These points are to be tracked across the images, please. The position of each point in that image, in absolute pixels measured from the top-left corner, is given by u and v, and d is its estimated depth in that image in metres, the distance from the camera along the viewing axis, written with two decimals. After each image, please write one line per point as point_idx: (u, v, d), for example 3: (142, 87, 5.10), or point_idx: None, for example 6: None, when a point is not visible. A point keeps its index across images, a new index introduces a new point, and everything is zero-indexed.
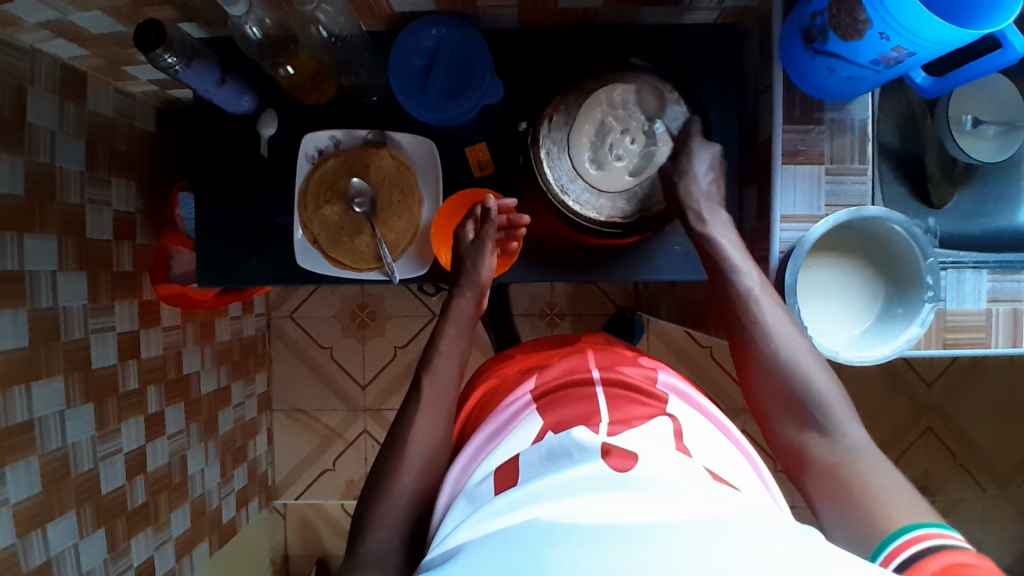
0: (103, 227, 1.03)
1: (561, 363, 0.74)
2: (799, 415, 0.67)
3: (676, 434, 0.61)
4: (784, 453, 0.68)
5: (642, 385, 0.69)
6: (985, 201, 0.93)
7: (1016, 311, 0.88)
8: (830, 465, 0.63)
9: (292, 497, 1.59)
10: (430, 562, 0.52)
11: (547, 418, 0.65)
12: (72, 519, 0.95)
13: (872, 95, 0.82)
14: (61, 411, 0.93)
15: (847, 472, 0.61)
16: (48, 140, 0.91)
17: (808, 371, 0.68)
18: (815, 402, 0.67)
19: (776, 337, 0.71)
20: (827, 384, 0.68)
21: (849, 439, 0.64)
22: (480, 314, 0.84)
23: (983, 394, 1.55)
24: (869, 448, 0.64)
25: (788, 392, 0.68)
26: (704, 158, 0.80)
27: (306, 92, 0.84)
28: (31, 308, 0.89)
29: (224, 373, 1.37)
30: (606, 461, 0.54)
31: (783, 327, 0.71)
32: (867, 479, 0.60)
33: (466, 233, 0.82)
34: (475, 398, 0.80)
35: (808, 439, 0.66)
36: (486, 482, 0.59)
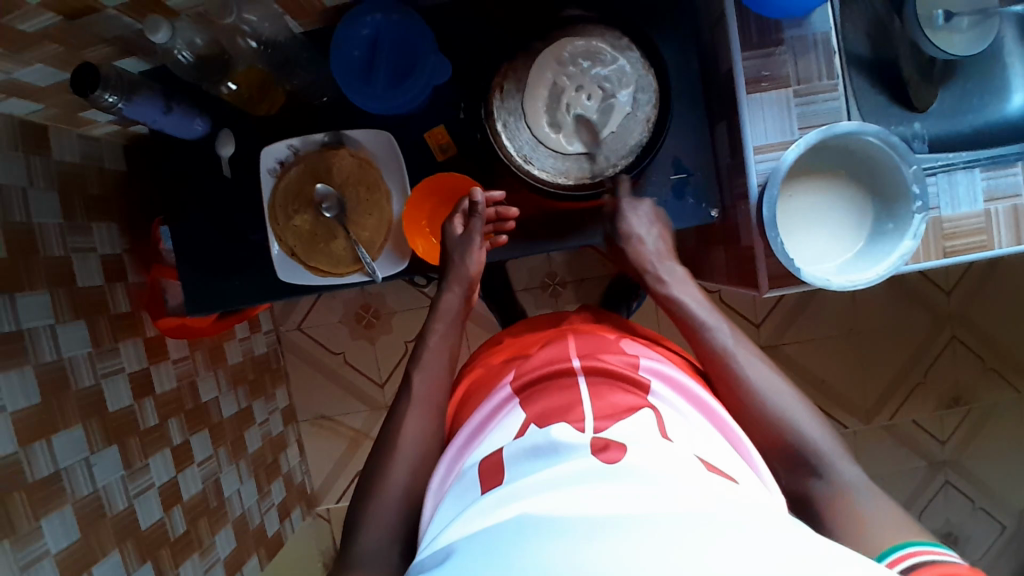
0: (93, 274, 1.04)
1: (544, 352, 0.73)
2: (794, 465, 0.65)
3: (657, 422, 0.59)
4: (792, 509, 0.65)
5: (623, 372, 0.67)
6: (971, 96, 0.89)
7: (1017, 207, 0.84)
8: (833, 505, 0.61)
9: (332, 502, 1.62)
10: (419, 564, 0.51)
11: (529, 411, 0.63)
12: (116, 558, 0.98)
13: (831, 4, 0.78)
14: (86, 458, 0.96)
15: (849, 511, 0.60)
16: (21, 199, 0.92)
17: (796, 417, 0.67)
18: (808, 446, 0.65)
19: (760, 388, 0.69)
20: (818, 429, 0.66)
21: (846, 480, 0.62)
22: (470, 308, 0.82)
23: (1005, 294, 1.51)
24: (868, 486, 0.62)
25: (782, 443, 0.66)
26: (643, 215, 0.82)
27: (257, 103, 0.83)
28: (36, 365, 0.90)
29: (242, 394, 1.39)
30: (597, 456, 0.53)
31: (765, 376, 0.70)
32: (867, 516, 0.59)
33: (454, 226, 0.82)
34: (462, 387, 0.79)
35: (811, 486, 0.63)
36: (473, 481, 0.58)
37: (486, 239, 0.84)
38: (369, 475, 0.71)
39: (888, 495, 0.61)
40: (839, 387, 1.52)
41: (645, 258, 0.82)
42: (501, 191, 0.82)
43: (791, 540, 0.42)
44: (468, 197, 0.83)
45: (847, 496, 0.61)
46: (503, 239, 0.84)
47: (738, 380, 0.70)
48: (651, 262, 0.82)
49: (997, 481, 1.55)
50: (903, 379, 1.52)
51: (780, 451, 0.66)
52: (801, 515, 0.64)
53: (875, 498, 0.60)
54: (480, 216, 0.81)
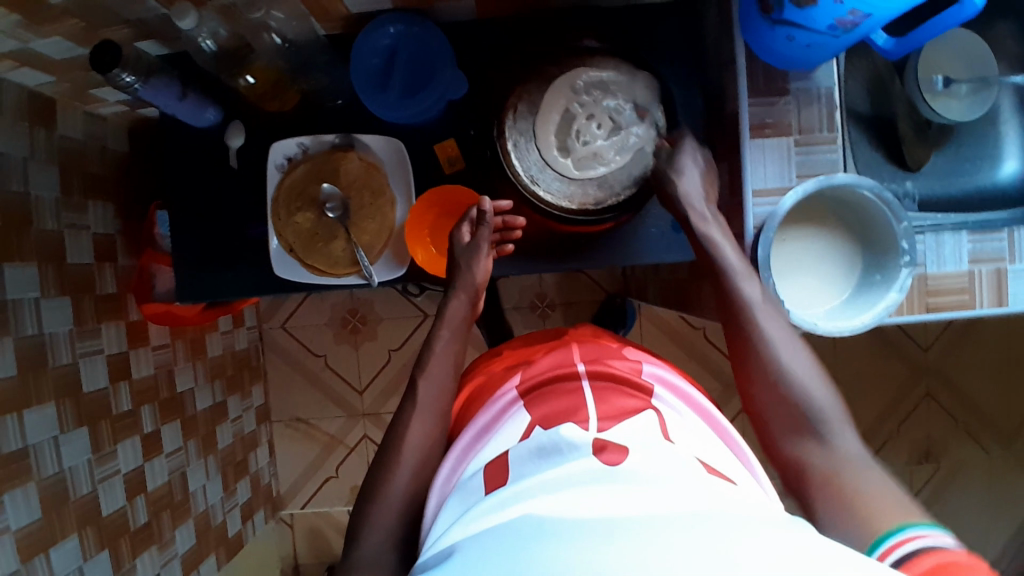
0: (84, 252, 1.03)
1: (547, 358, 0.75)
2: (794, 427, 0.67)
3: (660, 425, 0.62)
4: (782, 465, 0.67)
5: (629, 377, 0.69)
6: (962, 160, 0.92)
7: (1000, 270, 0.88)
8: (826, 472, 0.63)
9: (298, 507, 1.60)
10: (423, 563, 0.52)
11: (534, 413, 0.65)
12: (75, 543, 0.95)
13: (836, 62, 0.81)
14: (56, 437, 0.93)
15: (841, 482, 0.61)
16: (22, 169, 0.91)
17: (805, 380, 0.69)
18: (811, 411, 0.67)
19: (776, 346, 0.71)
20: (826, 397, 0.68)
21: (845, 448, 0.64)
22: (475, 316, 0.83)
23: (980, 355, 1.55)
24: (863, 458, 0.64)
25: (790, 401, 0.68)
26: (693, 162, 0.80)
27: (268, 100, 0.83)
28: (16, 338, 0.88)
29: (218, 388, 1.37)
30: (600, 456, 0.55)
31: (779, 337, 0.72)
32: (855, 487, 0.60)
33: (461, 234, 0.83)
34: (464, 394, 0.81)
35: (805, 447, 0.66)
36: (478, 482, 0.59)
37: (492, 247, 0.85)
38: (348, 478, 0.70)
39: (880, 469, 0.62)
40: None
41: (687, 196, 0.78)
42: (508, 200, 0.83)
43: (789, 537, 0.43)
44: (475, 206, 0.83)
45: (842, 465, 0.63)
46: (509, 249, 0.85)
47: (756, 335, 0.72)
48: (695, 204, 0.78)
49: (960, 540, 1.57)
50: (876, 431, 1.55)
51: (782, 411, 0.68)
52: (791, 475, 0.66)
53: (866, 467, 0.62)
54: (488, 225, 0.82)
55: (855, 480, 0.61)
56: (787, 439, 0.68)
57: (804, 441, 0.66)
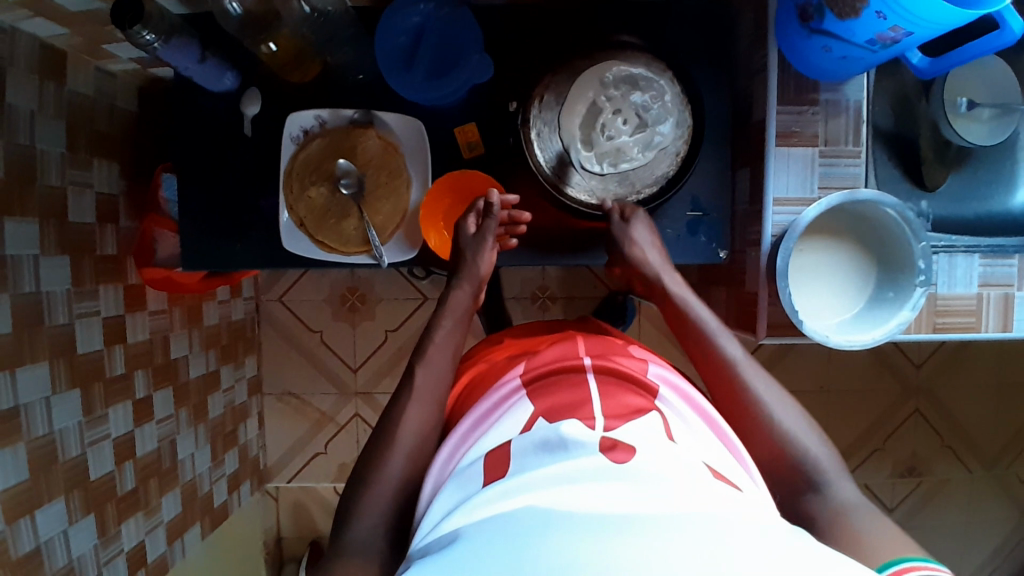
0: (86, 211, 1.00)
1: (552, 349, 0.74)
2: (792, 481, 0.65)
3: (664, 425, 0.62)
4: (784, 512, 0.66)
5: (634, 375, 0.69)
6: (978, 184, 0.91)
7: (1007, 296, 0.88)
8: (832, 520, 0.62)
9: (283, 481, 1.59)
10: (421, 549, 0.53)
11: (537, 405, 0.65)
12: (61, 505, 0.94)
13: (867, 75, 0.81)
14: (47, 398, 0.92)
15: (844, 530, 0.60)
16: (28, 122, 0.89)
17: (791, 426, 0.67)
18: (808, 462, 0.65)
19: (763, 401, 0.69)
20: (821, 446, 0.66)
21: (846, 495, 0.63)
22: (478, 307, 0.82)
23: (971, 376, 1.56)
24: (864, 504, 0.63)
25: (780, 458, 0.66)
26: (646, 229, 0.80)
27: (290, 71, 0.82)
28: (14, 294, 0.86)
29: (212, 358, 1.36)
30: (608, 455, 0.55)
31: (769, 391, 0.69)
32: (860, 534, 0.59)
33: (466, 226, 0.81)
34: (463, 380, 0.81)
35: (808, 498, 0.64)
36: (475, 472, 0.58)
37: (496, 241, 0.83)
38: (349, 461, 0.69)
39: (883, 516, 0.61)
40: None
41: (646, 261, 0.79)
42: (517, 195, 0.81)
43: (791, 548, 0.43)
44: (484, 197, 0.82)
45: (849, 513, 0.62)
46: (512, 243, 0.85)
47: (742, 394, 0.69)
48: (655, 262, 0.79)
49: (936, 554, 1.60)
50: (864, 444, 1.56)
51: (779, 467, 0.66)
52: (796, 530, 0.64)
53: (872, 515, 0.61)
54: (494, 219, 0.81)
55: (862, 525, 0.60)
56: (788, 497, 0.65)
57: (806, 495, 0.64)
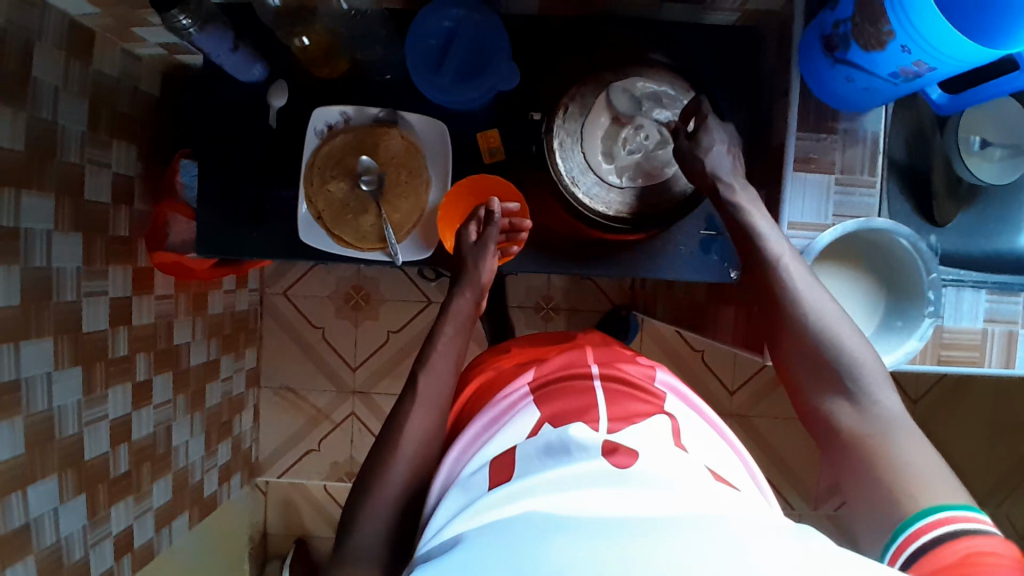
0: (101, 190, 1.01)
1: (561, 358, 0.76)
2: (830, 381, 0.64)
3: (672, 430, 0.62)
4: (812, 422, 0.65)
5: (641, 382, 0.70)
6: (986, 222, 0.91)
7: (1011, 332, 0.89)
8: (859, 434, 0.60)
9: (274, 476, 1.58)
10: (425, 554, 0.53)
11: (544, 411, 0.65)
12: (53, 483, 0.93)
13: (885, 108, 0.82)
14: (49, 373, 0.91)
15: (875, 444, 0.59)
16: (52, 98, 0.89)
17: (838, 334, 0.65)
18: (849, 366, 0.63)
19: (805, 300, 0.67)
20: (868, 360, 0.64)
21: (887, 404, 0.61)
22: (479, 314, 0.81)
23: (966, 414, 1.57)
24: (902, 418, 0.60)
25: (821, 363, 0.65)
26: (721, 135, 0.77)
27: (319, 66, 0.84)
28: (25, 268, 0.86)
29: (213, 346, 1.35)
30: (608, 458, 0.55)
31: (813, 290, 0.68)
32: (893, 454, 0.57)
33: (467, 234, 0.81)
34: (472, 388, 0.82)
35: (837, 407, 0.63)
36: (481, 477, 0.59)
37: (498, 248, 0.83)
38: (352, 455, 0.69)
39: (920, 431, 0.59)
40: (795, 468, 1.57)
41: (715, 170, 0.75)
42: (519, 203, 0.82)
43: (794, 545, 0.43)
44: (485, 205, 0.82)
45: (884, 427, 0.60)
46: (513, 251, 0.84)
47: (785, 292, 0.68)
48: (723, 174, 0.75)
49: None
50: None
51: (814, 367, 0.65)
52: (823, 437, 0.64)
53: (911, 433, 0.59)
54: (495, 227, 0.81)
55: (899, 444, 0.58)
56: (817, 391, 0.65)
57: (837, 397, 0.63)
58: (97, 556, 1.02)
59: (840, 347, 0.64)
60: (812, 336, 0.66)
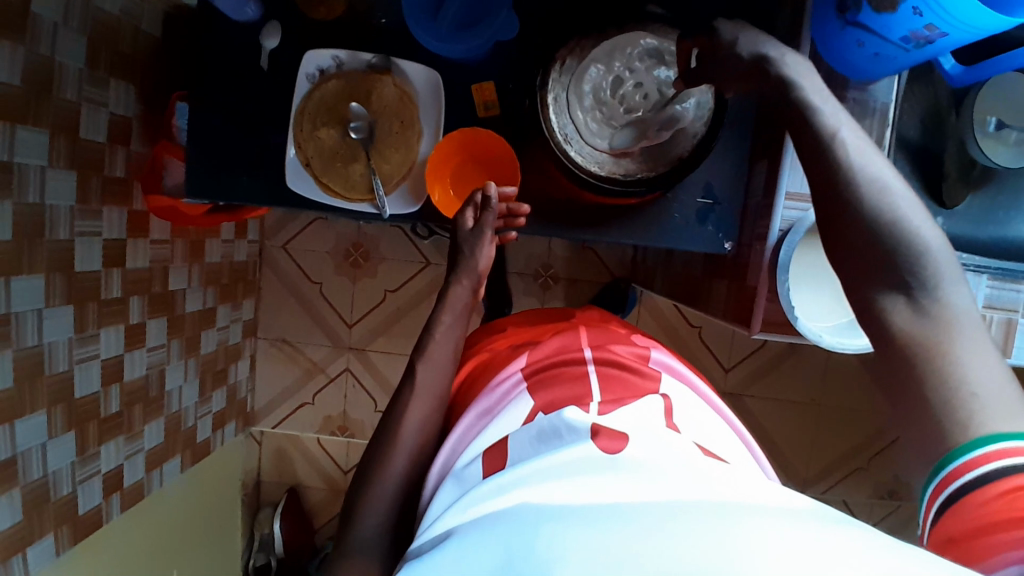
0: (98, 129, 1.00)
1: (554, 340, 0.76)
2: (888, 273, 0.54)
3: (665, 410, 0.62)
4: (857, 317, 0.57)
5: (632, 364, 0.70)
6: (996, 209, 0.88)
7: (1010, 322, 0.86)
8: (919, 337, 0.51)
9: (268, 426, 1.60)
10: (417, 548, 0.52)
11: (537, 400, 0.65)
12: (42, 418, 0.94)
13: (897, 78, 0.79)
14: (40, 310, 0.92)
15: (930, 349, 0.51)
16: (51, 34, 0.88)
17: (908, 218, 0.55)
18: (911, 255, 0.54)
19: (868, 180, 0.58)
20: (939, 254, 0.54)
21: (952, 301, 0.52)
22: (476, 302, 0.81)
23: None
24: (970, 317, 0.52)
25: (878, 251, 0.55)
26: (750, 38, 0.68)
27: (315, 5, 0.83)
28: (17, 202, 0.86)
29: (210, 295, 1.36)
30: (595, 442, 0.54)
31: (876, 165, 0.59)
32: (958, 364, 0.49)
33: (464, 220, 0.79)
34: (468, 367, 0.83)
35: (893, 304, 0.53)
36: (474, 470, 0.59)
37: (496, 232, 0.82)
38: None
39: (987, 338, 0.51)
40: (786, 451, 1.56)
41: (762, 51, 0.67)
42: (515, 188, 0.80)
43: (780, 524, 0.40)
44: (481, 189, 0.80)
45: (945, 330, 0.51)
46: (511, 236, 0.83)
47: (843, 171, 0.59)
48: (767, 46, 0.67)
49: None
50: (847, 461, 1.57)
51: (871, 259, 0.55)
52: (872, 339, 0.55)
53: (976, 342, 0.51)
54: (493, 212, 0.78)
55: (957, 352, 0.50)
56: (867, 285, 0.55)
57: (892, 293, 0.54)
58: (85, 493, 1.04)
59: (902, 235, 0.55)
60: (869, 225, 0.56)
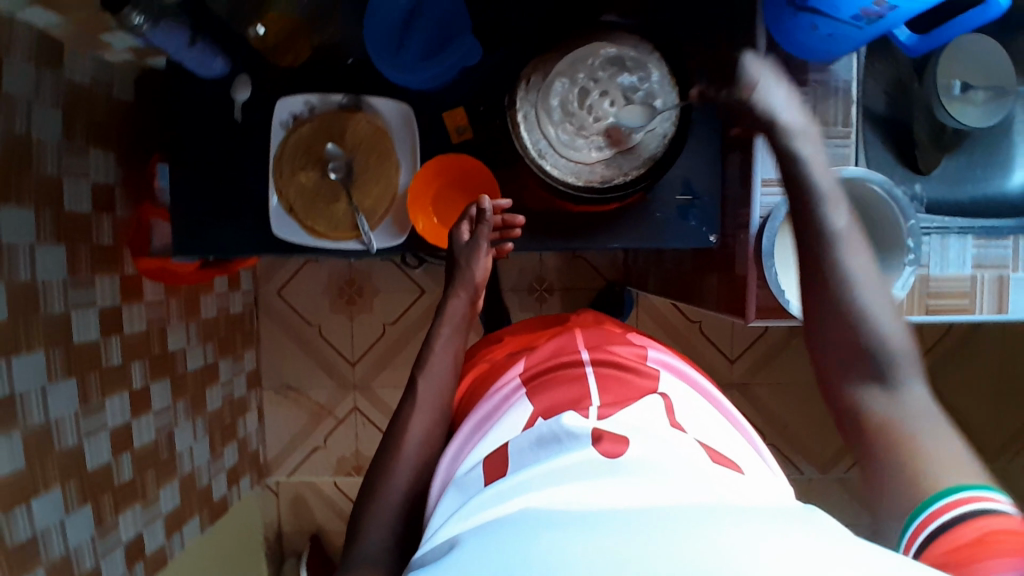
0: (82, 200, 1.01)
1: (550, 343, 0.77)
2: (863, 366, 0.68)
3: (666, 409, 0.63)
4: (839, 408, 0.69)
5: (632, 364, 0.70)
6: (973, 167, 0.90)
7: (1002, 278, 0.86)
8: (888, 419, 0.64)
9: (283, 475, 1.60)
10: (419, 558, 0.52)
11: (536, 404, 0.65)
12: (57, 494, 0.94)
13: (855, 56, 0.82)
14: (43, 386, 0.92)
15: (904, 444, 0.61)
16: (24, 111, 0.89)
17: (879, 316, 0.69)
18: (884, 355, 0.68)
19: (857, 281, 0.71)
20: (898, 344, 0.68)
21: (912, 391, 0.66)
22: (474, 313, 0.85)
23: (966, 370, 1.58)
24: (927, 407, 0.65)
25: (855, 343, 0.69)
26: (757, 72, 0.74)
27: (282, 53, 0.85)
28: (8, 281, 0.86)
29: (210, 350, 1.36)
30: (598, 447, 0.54)
31: (864, 268, 0.71)
32: (926, 453, 0.60)
33: (460, 233, 0.84)
34: (468, 379, 0.83)
35: (867, 393, 0.67)
36: (476, 477, 0.59)
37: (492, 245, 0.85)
38: None
39: (948, 428, 0.62)
40: (802, 434, 1.56)
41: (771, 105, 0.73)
42: (508, 200, 0.82)
43: (770, 526, 0.41)
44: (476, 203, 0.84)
45: (907, 419, 0.64)
46: (507, 247, 0.85)
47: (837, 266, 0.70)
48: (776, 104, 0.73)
49: None
50: None
51: (850, 349, 0.69)
52: (844, 417, 0.68)
53: (940, 441, 0.61)
54: (488, 224, 0.83)
55: (922, 438, 0.61)
56: (847, 379, 0.69)
57: (867, 384, 0.67)
58: (108, 564, 1.04)
59: (870, 328, 0.69)
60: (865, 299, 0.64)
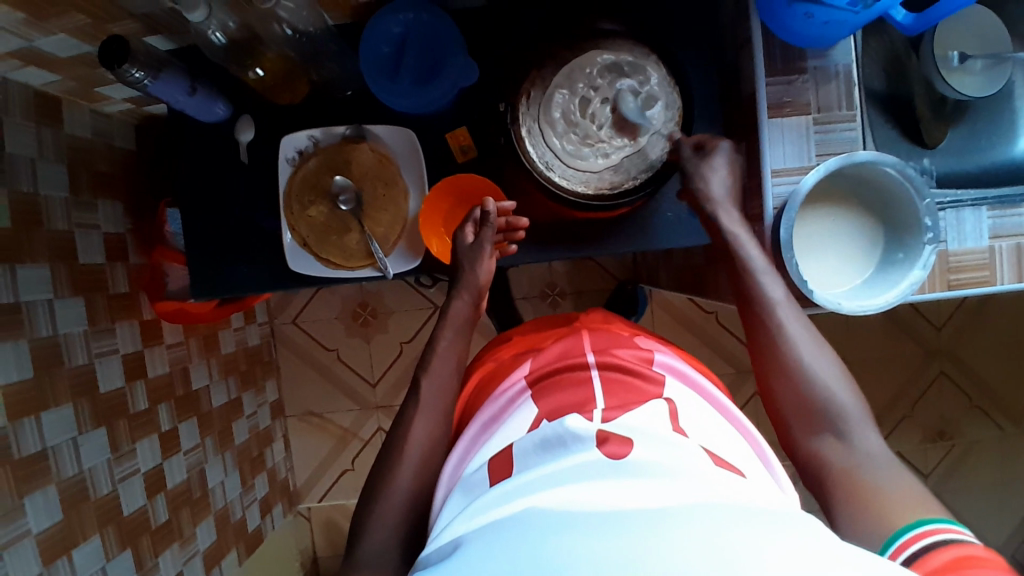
0: (94, 250, 1.02)
1: (556, 346, 0.76)
2: (817, 423, 0.67)
3: (671, 413, 0.62)
4: (804, 467, 0.67)
5: (637, 367, 0.70)
6: (978, 137, 0.89)
7: (1020, 246, 0.85)
8: (848, 469, 0.63)
9: (314, 500, 1.60)
10: (424, 557, 0.52)
11: (541, 406, 0.65)
12: (97, 542, 0.95)
13: (853, 38, 0.81)
14: (74, 438, 0.93)
15: (870, 490, 0.60)
16: (30, 170, 0.90)
17: (826, 376, 0.68)
18: (834, 409, 0.67)
19: (795, 339, 0.71)
20: (848, 395, 0.67)
21: (866, 444, 0.64)
22: (478, 315, 0.83)
23: (987, 336, 1.57)
24: (887, 457, 0.63)
25: (805, 401, 0.68)
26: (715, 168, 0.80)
27: (280, 92, 0.84)
28: (31, 339, 0.87)
29: (232, 385, 1.37)
30: (602, 449, 0.54)
31: (802, 333, 0.71)
32: (893, 502, 0.57)
33: (465, 235, 0.82)
34: (472, 382, 0.83)
35: (826, 446, 0.66)
36: (481, 479, 0.59)
37: (496, 247, 0.84)
38: (373, 476, 0.70)
39: (905, 471, 0.61)
40: None
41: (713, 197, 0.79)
42: (514, 203, 0.81)
43: (767, 526, 0.42)
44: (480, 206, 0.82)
45: (871, 470, 0.62)
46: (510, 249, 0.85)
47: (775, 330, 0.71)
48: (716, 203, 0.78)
49: (973, 517, 1.59)
50: (891, 412, 1.56)
51: (802, 405, 0.68)
52: (812, 475, 0.66)
53: (907, 489, 0.59)
54: (492, 226, 0.81)
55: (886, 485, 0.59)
56: (805, 437, 0.67)
57: (823, 438, 0.66)
58: None
59: (817, 384, 0.68)
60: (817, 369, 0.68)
